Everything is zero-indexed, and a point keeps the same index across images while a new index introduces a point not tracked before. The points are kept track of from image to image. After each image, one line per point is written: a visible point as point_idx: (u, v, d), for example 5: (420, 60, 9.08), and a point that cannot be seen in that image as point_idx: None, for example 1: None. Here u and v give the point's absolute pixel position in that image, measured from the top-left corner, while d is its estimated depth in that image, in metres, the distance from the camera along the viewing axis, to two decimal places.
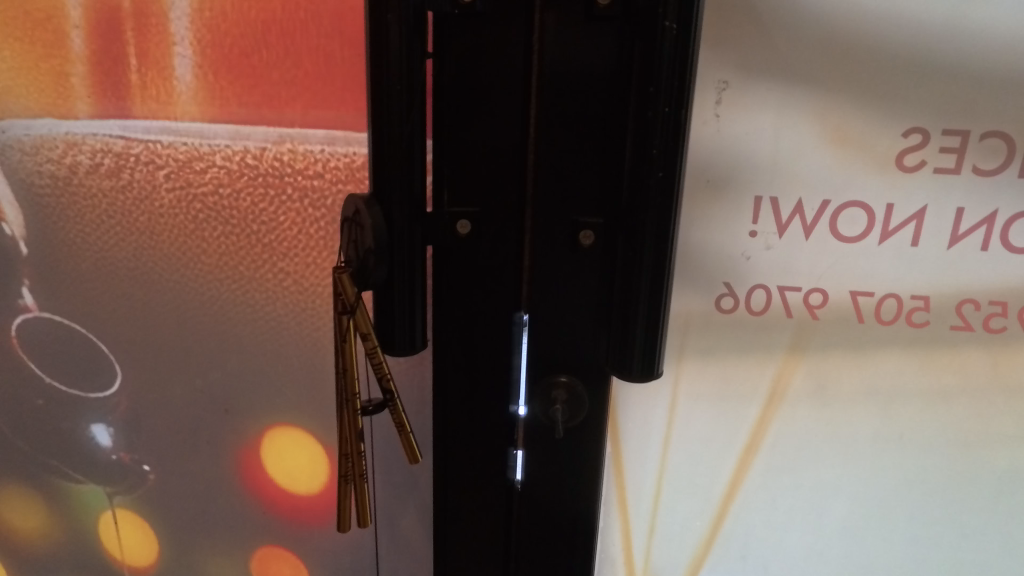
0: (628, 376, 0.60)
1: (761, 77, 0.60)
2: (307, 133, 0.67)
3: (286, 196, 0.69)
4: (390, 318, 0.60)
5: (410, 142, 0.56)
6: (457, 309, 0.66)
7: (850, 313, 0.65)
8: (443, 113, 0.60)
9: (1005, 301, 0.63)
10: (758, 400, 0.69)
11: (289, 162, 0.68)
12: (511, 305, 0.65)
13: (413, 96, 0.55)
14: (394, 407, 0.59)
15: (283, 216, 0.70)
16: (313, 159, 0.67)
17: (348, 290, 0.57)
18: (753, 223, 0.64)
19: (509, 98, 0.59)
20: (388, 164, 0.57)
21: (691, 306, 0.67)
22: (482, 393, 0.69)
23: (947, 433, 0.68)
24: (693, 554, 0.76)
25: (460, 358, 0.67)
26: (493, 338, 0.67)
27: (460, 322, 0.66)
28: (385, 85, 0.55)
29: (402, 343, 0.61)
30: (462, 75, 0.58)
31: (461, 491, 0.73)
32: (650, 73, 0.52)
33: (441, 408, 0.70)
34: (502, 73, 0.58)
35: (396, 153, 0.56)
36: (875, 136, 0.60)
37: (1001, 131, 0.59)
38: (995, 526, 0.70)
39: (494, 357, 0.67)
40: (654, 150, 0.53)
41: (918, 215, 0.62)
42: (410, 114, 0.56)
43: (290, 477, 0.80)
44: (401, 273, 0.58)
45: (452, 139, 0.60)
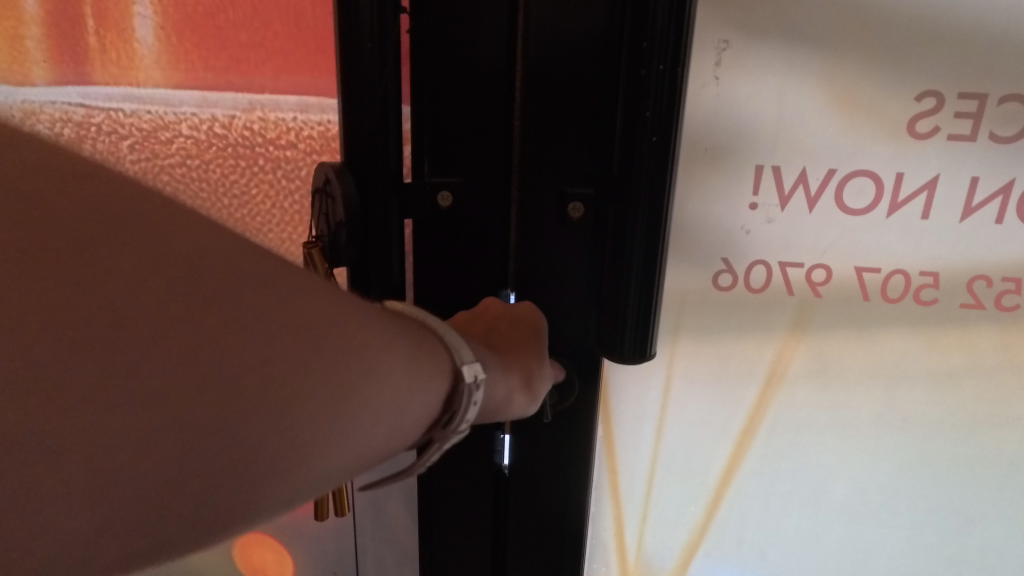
0: (618, 357, 0.57)
1: (764, 36, 0.56)
2: (278, 100, 0.62)
3: (258, 168, 0.65)
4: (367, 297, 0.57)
5: (384, 105, 0.52)
6: (438, 287, 0.62)
7: (855, 290, 0.62)
8: (419, 77, 0.55)
9: (1019, 277, 0.60)
10: (756, 381, 0.66)
11: (259, 131, 0.64)
12: (496, 282, 0.62)
13: (386, 55, 0.51)
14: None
15: (255, 188, 0.65)
16: (285, 128, 0.63)
17: (319, 266, 0.54)
18: (753, 194, 0.60)
19: (492, 60, 0.55)
20: (361, 131, 0.53)
21: (687, 284, 0.64)
22: None
23: (952, 416, 0.65)
24: (687, 541, 0.73)
25: None
26: None
27: (442, 300, 0.62)
28: (356, 44, 0.50)
29: None
30: (442, 33, 0.54)
31: (447, 476, 0.70)
32: (642, 27, 0.48)
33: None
34: (484, 32, 0.54)
35: (370, 118, 0.52)
36: (887, 100, 0.56)
37: (1020, 95, 0.55)
38: (1000, 512, 0.67)
39: None
40: (647, 112, 0.49)
41: (929, 185, 0.58)
42: (384, 75, 0.51)
43: None
44: (377, 249, 0.55)
45: (432, 104, 0.56)
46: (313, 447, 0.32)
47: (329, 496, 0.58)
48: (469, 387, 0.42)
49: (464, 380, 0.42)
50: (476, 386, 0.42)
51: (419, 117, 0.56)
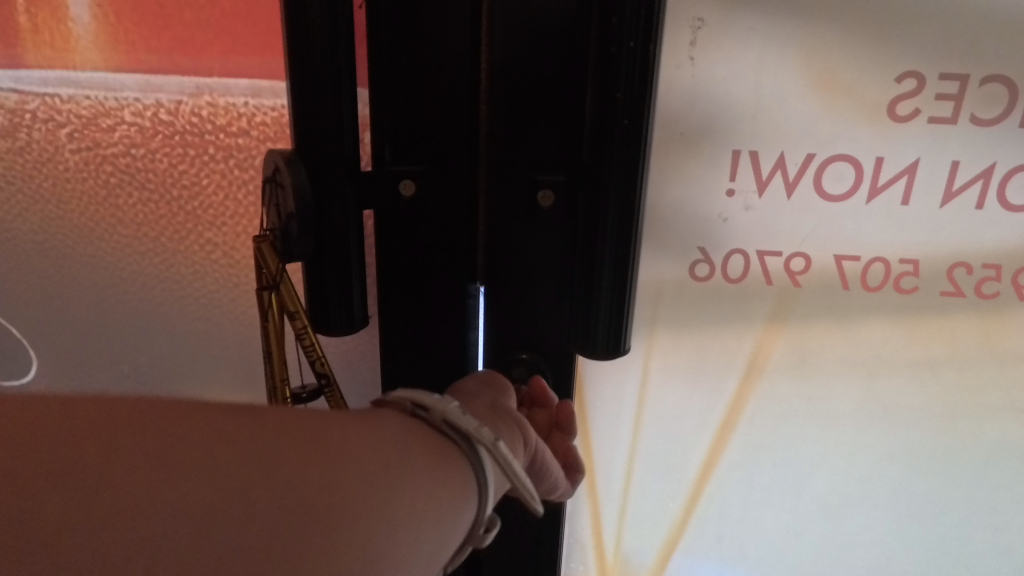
0: (592, 353, 0.54)
1: (741, 13, 0.53)
2: (228, 84, 0.58)
3: (208, 157, 0.61)
4: (323, 296, 0.53)
5: (336, 88, 0.48)
6: (403, 280, 0.59)
7: (834, 279, 0.60)
8: (377, 57, 0.52)
9: (1000, 264, 0.58)
10: (735, 373, 0.64)
11: (208, 117, 0.59)
12: (464, 275, 0.59)
13: (338, 33, 0.47)
14: (334, 391, 0.56)
15: (206, 179, 0.61)
16: (236, 113, 0.59)
17: (270, 264, 0.52)
18: (730, 180, 0.58)
19: (456, 39, 0.52)
20: (312, 116, 0.49)
21: (664, 275, 0.61)
22: (436, 367, 0.62)
23: (933, 405, 0.64)
24: (666, 537, 0.72)
25: (408, 333, 0.61)
26: (445, 312, 0.60)
27: (408, 294, 0.59)
28: (304, 21, 0.46)
29: (338, 322, 0.54)
30: (400, 11, 0.51)
31: None
32: (611, 1, 0.45)
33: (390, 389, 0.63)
34: (445, 11, 0.51)
35: (320, 100, 0.48)
36: (867, 80, 0.54)
37: (1002, 75, 0.53)
38: (980, 500, 0.67)
39: (447, 331, 0.61)
40: (618, 93, 0.46)
41: (909, 170, 0.56)
42: (336, 55, 0.48)
43: None
44: (333, 242, 0.51)
45: (391, 88, 0.53)
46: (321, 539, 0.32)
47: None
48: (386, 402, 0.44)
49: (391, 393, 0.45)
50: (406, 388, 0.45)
51: (378, 101, 0.53)
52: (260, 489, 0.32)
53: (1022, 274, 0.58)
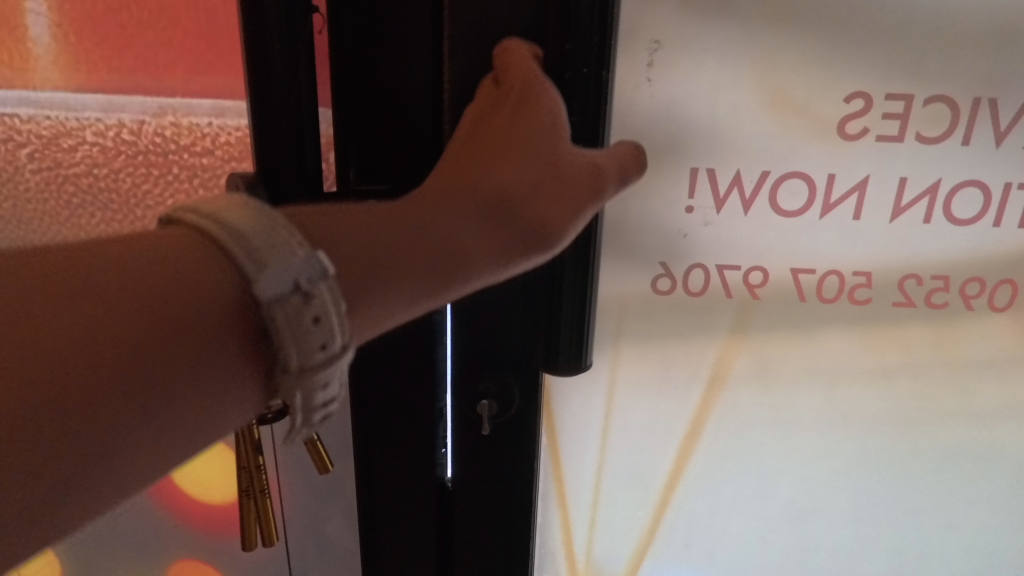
0: (555, 369, 0.55)
1: (697, 35, 0.55)
2: (191, 104, 0.58)
3: (172, 176, 0.60)
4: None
5: (298, 112, 0.49)
6: None
7: (791, 291, 0.62)
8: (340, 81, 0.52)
9: (948, 275, 0.61)
10: (699, 384, 0.66)
11: (172, 137, 0.59)
12: None
13: (298, 58, 0.48)
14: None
15: (170, 198, 0.61)
16: (200, 133, 0.59)
17: None
18: (690, 197, 0.59)
19: (417, 61, 0.52)
20: (274, 138, 0.49)
21: (628, 290, 0.63)
22: (405, 383, 0.63)
23: (889, 411, 0.66)
24: (636, 545, 0.73)
25: (378, 351, 0.62)
26: (414, 328, 0.61)
27: None
28: (263, 47, 0.47)
29: None
30: (362, 35, 0.52)
31: (388, 495, 0.68)
32: (565, 29, 0.46)
33: (359, 408, 0.64)
34: (407, 35, 0.52)
35: (282, 123, 0.49)
36: (817, 100, 0.56)
37: (946, 95, 0.55)
38: (938, 503, 0.69)
39: (415, 347, 0.62)
40: (573, 117, 0.48)
41: (859, 186, 0.58)
42: (297, 80, 0.48)
43: (202, 484, 0.72)
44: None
45: (355, 109, 0.54)
46: (139, 464, 0.31)
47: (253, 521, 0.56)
48: (287, 300, 0.33)
49: (269, 299, 0.32)
50: (298, 297, 0.33)
51: (341, 122, 0.54)
52: (124, 407, 0.30)
53: (969, 285, 0.61)
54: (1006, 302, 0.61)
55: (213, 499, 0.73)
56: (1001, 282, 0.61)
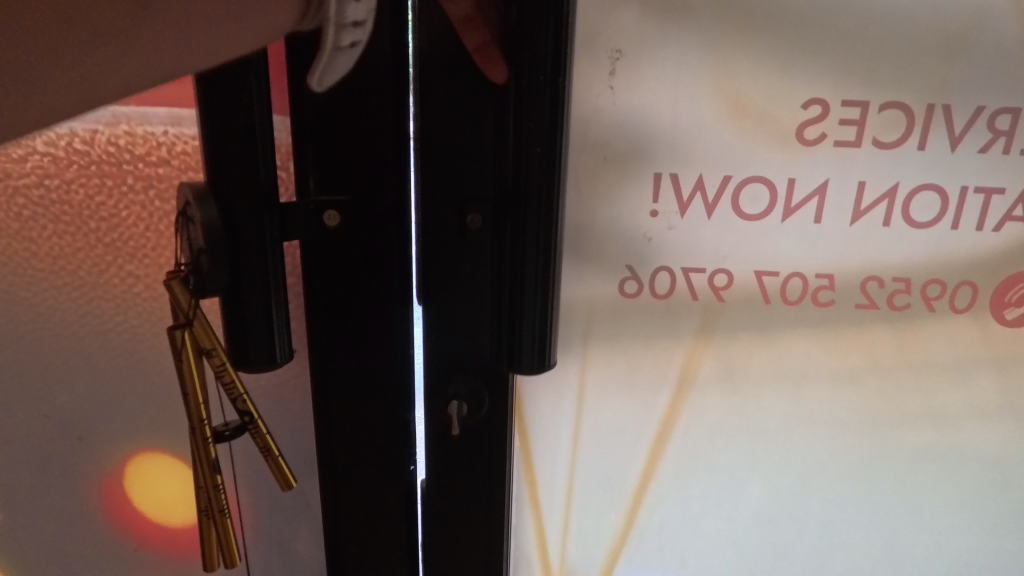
0: (520, 369, 0.55)
1: (657, 44, 0.56)
2: (146, 114, 0.60)
3: (127, 188, 0.62)
4: (243, 329, 0.54)
5: (250, 124, 0.50)
6: (334, 305, 0.61)
7: (756, 294, 0.63)
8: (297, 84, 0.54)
9: (909, 277, 0.62)
10: (667, 386, 0.66)
11: (127, 146, 0.60)
12: (392, 302, 0.61)
13: (248, 65, 0.49)
14: (257, 428, 0.55)
15: (126, 210, 0.62)
16: (155, 143, 0.60)
17: (183, 301, 0.51)
18: (654, 202, 0.60)
19: (379, 71, 0.54)
20: (226, 151, 0.50)
21: (595, 294, 0.64)
22: (370, 388, 0.64)
23: (856, 413, 0.66)
24: (609, 549, 0.73)
25: (340, 358, 0.62)
26: (378, 334, 0.62)
27: (340, 317, 0.61)
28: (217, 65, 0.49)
29: (260, 356, 0.54)
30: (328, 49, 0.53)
31: (358, 501, 0.68)
32: (520, 38, 0.47)
33: (324, 415, 0.64)
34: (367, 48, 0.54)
35: (233, 129, 0.50)
36: (775, 107, 0.58)
37: (900, 102, 0.57)
38: (906, 505, 0.69)
39: (380, 354, 0.62)
40: (531, 123, 0.49)
41: (819, 190, 0.60)
42: (246, 87, 0.50)
43: (160, 505, 0.73)
44: (254, 274, 0.52)
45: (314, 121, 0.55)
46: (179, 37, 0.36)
47: (218, 547, 0.56)
48: None
49: None
50: None
51: (301, 133, 0.55)
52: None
53: (930, 287, 0.62)
54: (966, 304, 0.62)
55: (174, 521, 0.74)
56: (961, 284, 0.62)
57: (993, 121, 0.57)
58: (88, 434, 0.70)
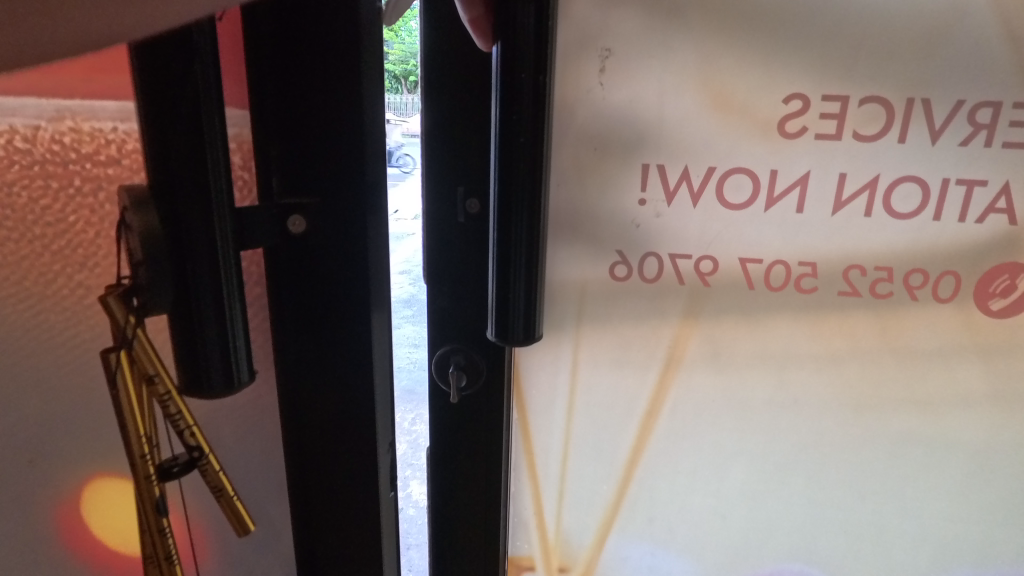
0: (512, 339, 0.60)
1: (643, 44, 0.61)
2: (94, 109, 0.61)
3: (74, 190, 0.63)
4: (191, 342, 0.52)
5: (196, 124, 0.49)
6: (305, 295, 0.67)
7: (740, 279, 0.66)
8: (262, 89, 0.61)
9: (890, 266, 0.64)
10: (656, 365, 0.71)
11: (73, 143, 0.62)
12: (361, 297, 0.66)
13: (193, 41, 0.48)
14: (208, 463, 0.53)
15: (73, 214, 0.64)
16: (104, 139, 0.62)
17: (119, 316, 0.49)
18: (642, 191, 0.65)
19: (346, 82, 0.60)
20: (169, 152, 0.49)
21: (587, 276, 0.68)
22: (351, 369, 0.69)
23: (840, 397, 0.69)
24: (601, 518, 0.78)
25: (306, 344, 0.68)
26: (344, 325, 0.67)
27: (306, 307, 0.67)
28: (158, 61, 0.48)
29: (216, 371, 0.53)
30: (303, 61, 0.60)
31: (364, 470, 0.73)
32: (509, 40, 0.52)
33: (287, 396, 0.71)
34: (334, 62, 0.60)
35: (174, 120, 0.49)
36: (757, 101, 0.61)
37: (880, 96, 0.59)
38: (890, 489, 0.71)
39: (352, 343, 0.68)
40: (516, 116, 0.54)
41: (801, 181, 0.63)
42: (192, 73, 0.48)
43: (121, 532, 0.76)
44: (204, 281, 0.51)
45: (284, 129, 0.62)
46: None
47: None
48: None
49: None
50: None
51: (264, 141, 0.62)
52: None
53: (912, 276, 0.64)
54: (949, 293, 0.64)
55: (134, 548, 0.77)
56: (944, 274, 0.64)
57: (973, 114, 0.59)
58: (94, 424, 0.70)
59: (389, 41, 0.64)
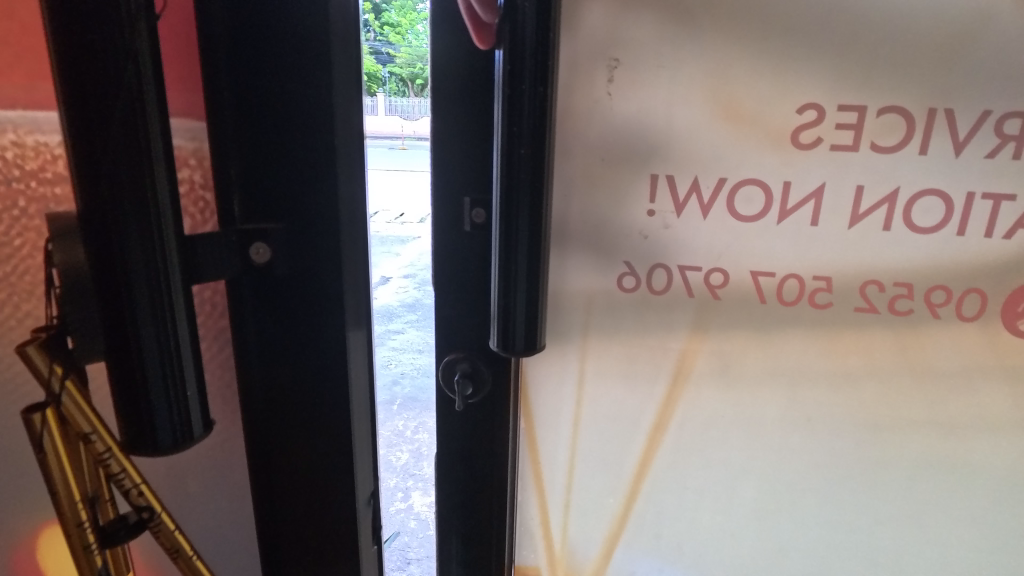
0: (513, 349, 0.60)
1: (651, 53, 0.60)
2: (38, 123, 0.63)
3: (20, 210, 0.65)
4: (132, 375, 0.52)
5: (136, 146, 0.48)
6: (273, 315, 0.68)
7: (751, 293, 0.65)
8: (222, 112, 0.62)
9: (910, 283, 0.61)
10: (664, 378, 0.69)
11: (17, 159, 0.64)
12: (332, 315, 0.68)
13: (125, 56, 0.47)
14: (158, 521, 0.59)
15: (21, 235, 0.66)
16: (47, 153, 0.64)
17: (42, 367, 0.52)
18: (650, 202, 0.64)
19: (311, 107, 0.62)
20: (101, 178, 0.48)
21: (594, 286, 0.68)
22: (327, 383, 0.71)
23: (856, 417, 0.67)
24: (607, 531, 0.77)
25: (273, 361, 0.70)
26: (315, 343, 0.69)
27: (272, 326, 0.69)
28: (86, 81, 0.46)
29: (161, 403, 0.53)
30: (269, 85, 0.62)
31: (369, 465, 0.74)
32: (514, 52, 0.52)
33: (254, 412, 0.71)
34: (296, 88, 0.62)
35: (113, 122, 0.47)
36: (769, 110, 0.60)
37: (899, 106, 0.57)
38: (910, 514, 0.68)
39: (323, 359, 0.70)
40: (519, 127, 0.54)
41: (815, 193, 0.61)
42: (124, 83, 0.47)
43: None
44: (143, 312, 0.51)
45: (251, 153, 0.63)
46: None
47: None
48: None
49: None
50: None
51: (227, 166, 0.64)
52: None
53: (934, 293, 0.61)
54: (974, 312, 0.61)
55: None
56: (968, 292, 0.61)
57: (1000, 125, 0.56)
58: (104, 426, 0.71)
59: (394, 43, 0.66)
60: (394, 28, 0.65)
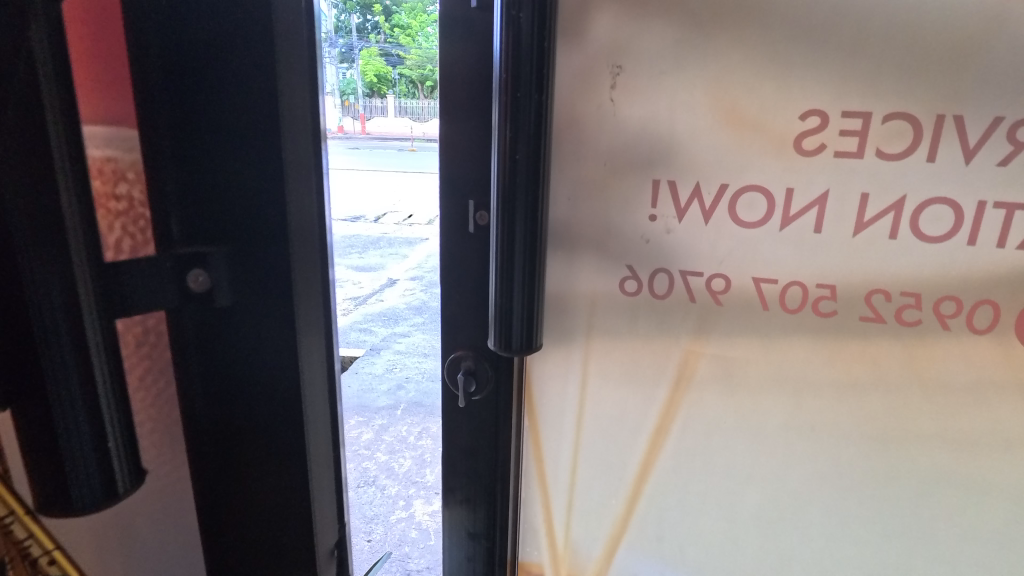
0: (510, 348, 0.62)
1: (652, 60, 0.61)
2: None
3: None
4: (41, 392, 0.52)
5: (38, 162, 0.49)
6: (220, 337, 0.67)
7: (753, 299, 0.65)
8: (158, 130, 0.61)
9: (918, 292, 0.60)
10: (666, 381, 0.70)
11: None
12: (281, 335, 0.67)
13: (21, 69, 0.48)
14: None
15: None
16: None
17: None
18: (652, 207, 0.65)
19: (252, 125, 0.61)
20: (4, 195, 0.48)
21: (597, 288, 0.69)
22: (279, 402, 0.70)
23: (863, 428, 0.66)
24: (609, 532, 0.78)
25: (221, 381, 0.69)
26: (264, 363, 0.68)
27: (220, 348, 0.68)
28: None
29: (71, 420, 0.53)
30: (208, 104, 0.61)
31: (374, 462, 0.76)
32: (513, 62, 0.54)
33: (208, 432, 0.71)
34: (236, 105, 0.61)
35: (11, 138, 0.48)
36: (772, 116, 0.59)
37: (906, 112, 0.56)
38: (919, 530, 0.67)
39: (271, 380, 0.69)
40: (516, 133, 0.56)
41: (819, 201, 0.61)
42: (20, 92, 0.48)
43: None
44: (57, 326, 0.51)
45: (193, 172, 0.62)
46: None
47: None
48: None
49: None
50: None
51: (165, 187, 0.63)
52: None
53: (943, 304, 0.60)
54: (987, 324, 0.59)
55: None
56: (980, 303, 0.59)
57: (1012, 132, 0.55)
58: None
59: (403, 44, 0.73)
60: (404, 29, 0.72)
